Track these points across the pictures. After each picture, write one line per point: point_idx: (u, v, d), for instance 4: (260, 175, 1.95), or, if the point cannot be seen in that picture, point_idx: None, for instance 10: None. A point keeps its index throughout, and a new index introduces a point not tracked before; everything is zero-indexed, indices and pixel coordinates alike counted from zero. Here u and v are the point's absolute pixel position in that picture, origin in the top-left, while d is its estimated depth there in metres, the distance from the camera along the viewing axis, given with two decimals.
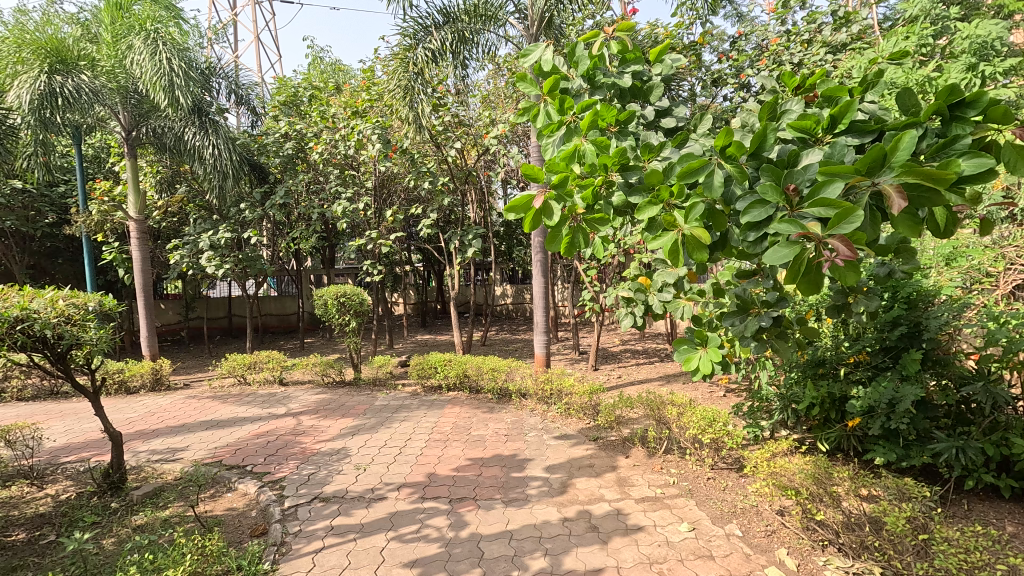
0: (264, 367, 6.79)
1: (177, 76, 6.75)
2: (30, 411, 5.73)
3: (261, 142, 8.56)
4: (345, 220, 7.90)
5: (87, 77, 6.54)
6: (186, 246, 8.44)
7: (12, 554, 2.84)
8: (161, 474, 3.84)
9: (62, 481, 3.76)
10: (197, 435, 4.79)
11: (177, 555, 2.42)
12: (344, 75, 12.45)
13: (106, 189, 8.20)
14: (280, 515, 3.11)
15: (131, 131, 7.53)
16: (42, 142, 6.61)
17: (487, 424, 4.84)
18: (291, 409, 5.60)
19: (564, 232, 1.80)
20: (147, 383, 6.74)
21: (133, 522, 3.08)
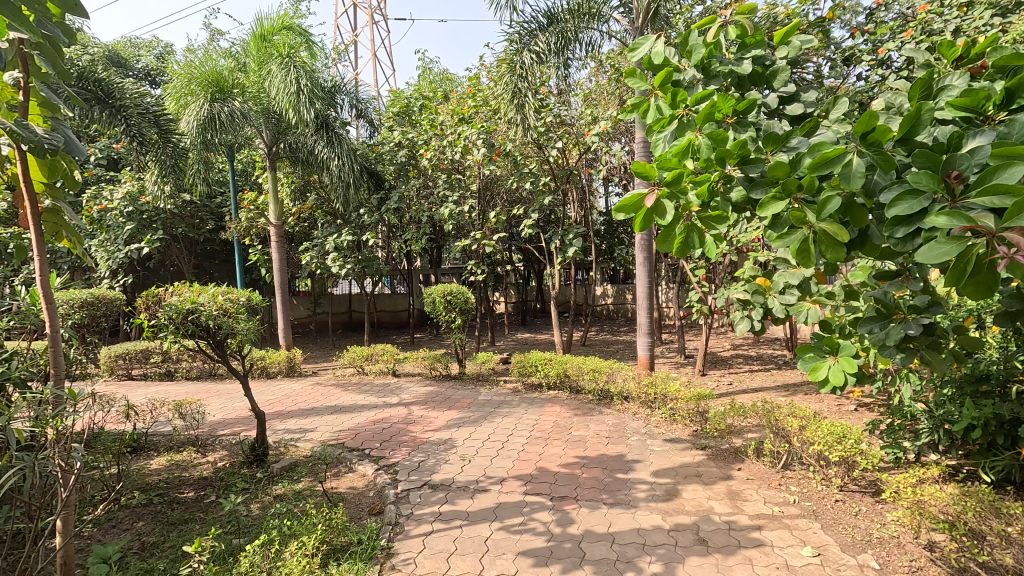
0: (380, 359, 7.37)
1: (306, 96, 7.57)
2: (194, 389, 6.76)
3: (378, 152, 9.31)
4: (451, 222, 8.30)
5: (239, 103, 7.54)
6: (315, 248, 9.42)
7: (184, 508, 3.37)
8: (296, 451, 4.32)
9: (220, 451, 4.39)
10: (323, 418, 5.33)
11: (310, 525, 2.71)
12: (451, 84, 13.09)
13: (252, 199, 9.43)
14: (394, 497, 3.36)
15: (272, 146, 8.42)
16: (204, 161, 7.82)
17: (588, 425, 4.81)
18: (403, 399, 6.02)
19: (677, 232, 1.72)
20: (282, 370, 7.62)
21: (274, 491, 3.51)
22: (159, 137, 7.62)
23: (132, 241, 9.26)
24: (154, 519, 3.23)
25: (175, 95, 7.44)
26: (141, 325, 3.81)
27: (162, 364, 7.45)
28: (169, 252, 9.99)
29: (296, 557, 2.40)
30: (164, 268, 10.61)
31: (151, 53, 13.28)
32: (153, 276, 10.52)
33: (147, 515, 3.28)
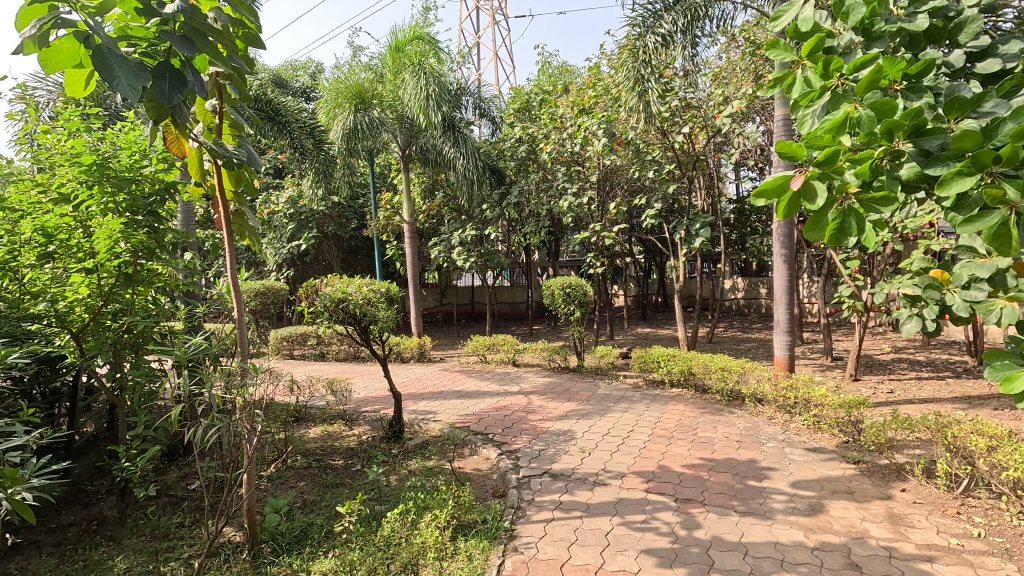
0: (501, 349, 7.66)
1: (435, 100, 8.13)
2: (343, 369, 7.64)
3: (500, 148, 9.64)
4: (571, 215, 8.30)
5: (377, 112, 8.31)
6: (442, 242, 10.05)
7: (336, 473, 3.84)
8: (428, 431, 4.68)
9: (363, 425, 4.91)
10: (450, 402, 5.70)
11: (441, 500, 2.93)
12: (570, 76, 13.01)
13: (388, 199, 10.33)
14: (516, 482, 3.48)
15: (406, 149, 9.08)
16: (349, 166, 8.73)
17: (717, 427, 4.51)
18: (523, 388, 6.19)
19: (830, 218, 1.50)
20: (414, 355, 8.28)
21: (409, 466, 3.83)
22: (314, 146, 8.68)
23: (294, 239, 10.72)
24: (313, 480, 3.73)
25: (327, 109, 8.33)
26: (303, 312, 4.40)
27: (317, 346, 8.54)
28: (322, 248, 11.37)
29: (430, 528, 2.61)
30: (318, 262, 12.11)
31: (306, 73, 15.15)
32: (309, 269, 12.06)
33: (308, 476, 3.79)
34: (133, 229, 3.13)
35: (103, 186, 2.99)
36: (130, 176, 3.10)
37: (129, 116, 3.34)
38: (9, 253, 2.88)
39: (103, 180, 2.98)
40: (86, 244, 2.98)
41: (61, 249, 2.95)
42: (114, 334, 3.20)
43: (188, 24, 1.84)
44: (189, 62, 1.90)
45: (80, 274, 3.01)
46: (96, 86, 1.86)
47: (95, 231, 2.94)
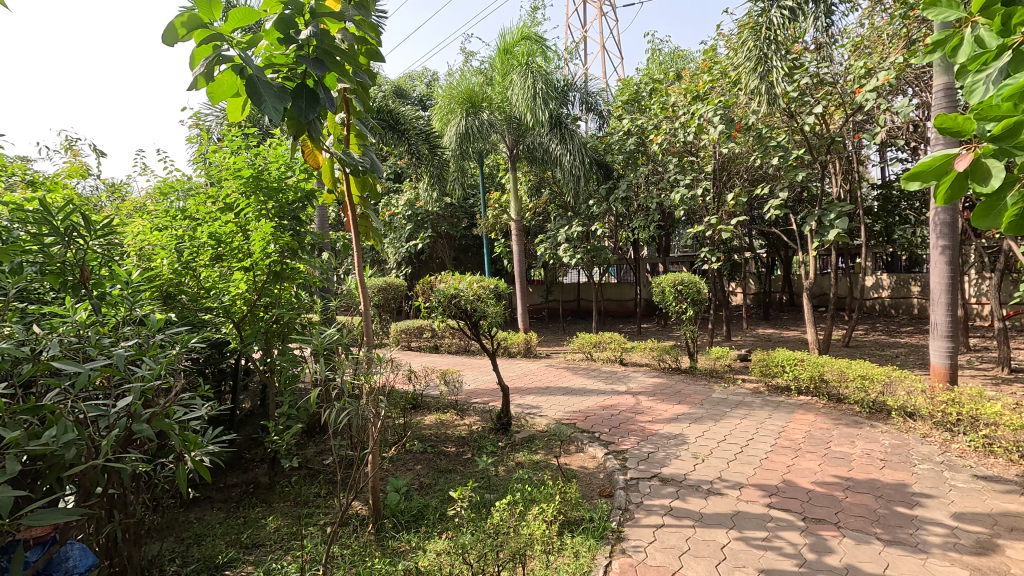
0: (608, 347, 7.52)
1: (542, 98, 8.24)
2: (455, 361, 8.04)
3: (607, 143, 9.46)
4: (683, 209, 7.88)
5: (487, 114, 8.60)
6: (548, 239, 10.13)
7: (449, 459, 4.06)
8: (534, 425, 4.75)
9: (473, 416, 5.13)
10: (556, 398, 5.73)
11: (548, 494, 2.97)
12: (682, 62, 12.33)
13: (497, 198, 10.63)
14: (623, 483, 3.40)
15: (514, 148, 9.25)
16: (460, 168, 9.14)
17: (855, 442, 4.02)
18: (631, 388, 6.02)
19: (1010, 202, 1.27)
20: (521, 350, 8.46)
21: (517, 458, 3.93)
22: (429, 151, 9.20)
23: (412, 238, 11.50)
24: (428, 465, 3.98)
25: (441, 115, 8.77)
26: (420, 307, 4.71)
27: (431, 339, 9.08)
28: (436, 247, 12.08)
29: (537, 521, 2.66)
30: (432, 260, 12.84)
31: (423, 83, 16.14)
32: (425, 267, 12.83)
33: (424, 461, 4.05)
34: (280, 232, 3.60)
35: (258, 195, 3.49)
36: (277, 185, 3.56)
37: (276, 134, 3.80)
38: (191, 254, 3.37)
39: (257, 190, 3.48)
40: (245, 246, 3.49)
41: (226, 250, 3.46)
42: (266, 323, 3.69)
43: (320, 47, 2.03)
44: (322, 82, 2.12)
45: (239, 272, 3.50)
46: (250, 110, 2.14)
47: (253, 235, 3.45)
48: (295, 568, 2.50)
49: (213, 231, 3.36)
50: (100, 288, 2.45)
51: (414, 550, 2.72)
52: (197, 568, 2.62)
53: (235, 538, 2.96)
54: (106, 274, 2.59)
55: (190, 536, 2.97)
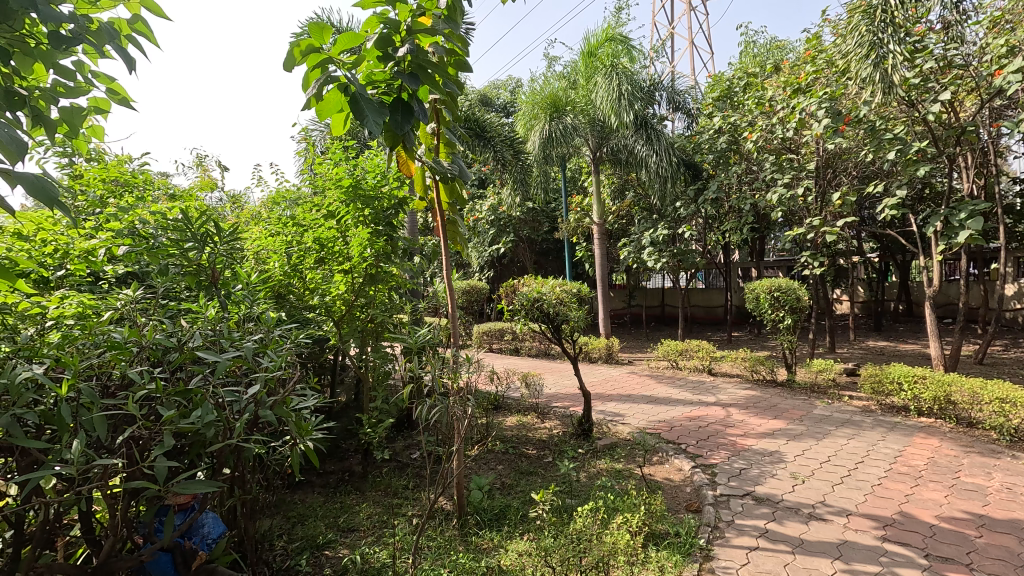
0: (695, 355, 7.19)
1: (627, 99, 8.13)
2: (535, 365, 8.09)
3: (696, 142, 9.07)
4: (781, 210, 7.35)
5: (571, 118, 8.59)
6: (632, 243, 9.89)
7: (530, 461, 4.09)
8: (616, 433, 4.66)
9: (554, 420, 5.13)
10: (639, 407, 5.57)
11: (632, 504, 2.91)
12: (781, 53, 11.53)
13: (579, 201, 10.57)
14: (712, 499, 3.24)
15: (597, 151, 9.16)
16: (543, 173, 9.21)
17: (991, 473, 3.51)
18: (721, 400, 5.71)
19: None
20: (602, 356, 8.33)
21: (599, 465, 3.87)
22: (513, 157, 9.36)
23: (495, 242, 11.75)
24: (510, 465, 4.04)
25: (524, 121, 8.88)
26: (504, 310, 4.81)
27: (512, 341, 9.21)
28: (518, 250, 12.29)
29: (621, 531, 2.61)
30: (514, 264, 13.02)
31: (507, 90, 16.49)
32: (507, 270, 13.04)
33: (506, 461, 4.12)
34: (375, 237, 3.86)
35: (356, 203, 3.76)
36: (373, 193, 3.81)
37: (373, 146, 4.04)
38: (299, 258, 3.68)
39: (356, 199, 3.74)
40: (345, 250, 3.77)
41: (329, 254, 3.75)
42: (362, 322, 3.95)
43: (414, 62, 2.16)
44: (416, 95, 2.24)
45: (340, 274, 3.79)
46: (352, 125, 2.30)
47: (352, 240, 3.73)
48: (387, 554, 2.65)
49: (317, 236, 3.64)
50: (226, 288, 2.75)
51: (497, 549, 2.77)
52: (301, 545, 2.86)
53: (333, 521, 3.19)
54: (231, 275, 2.91)
55: (295, 516, 3.25)
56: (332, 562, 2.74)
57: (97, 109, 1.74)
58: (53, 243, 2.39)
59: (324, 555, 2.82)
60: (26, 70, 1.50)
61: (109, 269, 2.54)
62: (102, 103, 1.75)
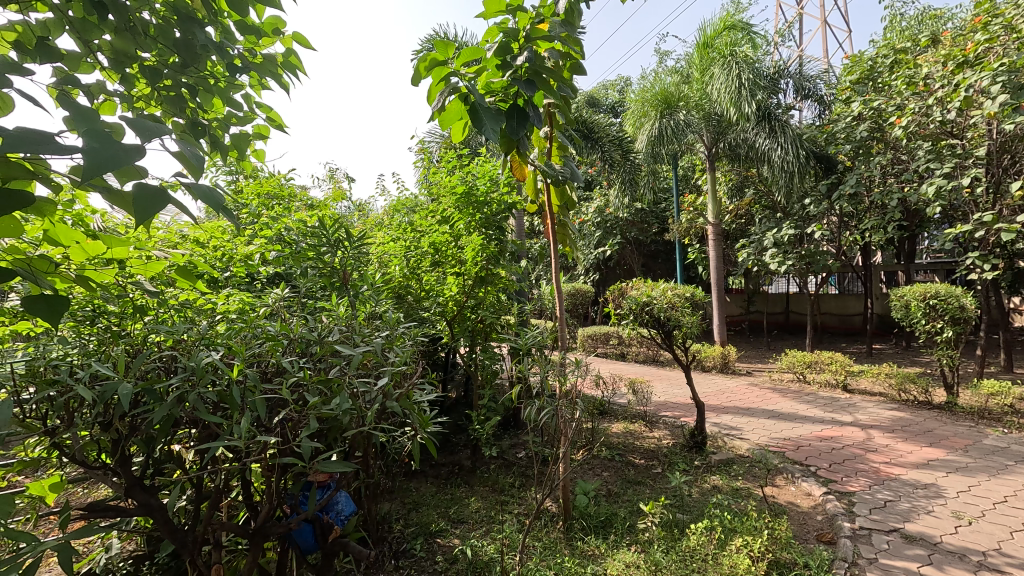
0: (826, 368, 6.47)
1: (748, 90, 7.62)
2: (643, 371, 7.82)
3: (830, 131, 8.19)
4: (939, 205, 6.35)
5: (684, 114, 8.19)
6: (751, 244, 9.13)
7: (638, 471, 3.96)
8: (733, 448, 4.34)
9: (663, 429, 4.91)
10: (759, 422, 5.13)
11: (752, 527, 2.69)
12: (938, 24, 10.01)
13: (692, 201, 10.03)
14: (850, 532, 2.87)
15: (712, 148, 8.69)
16: (653, 172, 8.90)
17: None
18: (859, 420, 5.07)
19: None
20: (717, 365, 7.82)
21: (713, 481, 3.63)
22: (622, 157, 9.18)
23: (601, 245, 11.59)
24: (616, 473, 3.95)
25: (633, 119, 8.63)
26: (611, 312, 4.73)
27: (618, 346, 9.01)
28: (625, 253, 12.00)
29: (741, 554, 2.42)
30: (621, 266, 12.73)
31: (615, 90, 16.32)
32: (613, 274, 12.79)
33: (612, 468, 4.02)
34: (486, 241, 4.02)
35: (467, 209, 3.96)
36: (483, 199, 3.98)
37: (484, 152, 4.20)
38: (417, 261, 3.91)
39: (467, 205, 3.95)
40: (458, 254, 3.96)
41: (442, 258, 3.95)
42: (473, 323, 4.11)
43: (530, 69, 2.19)
44: (531, 100, 2.29)
45: (452, 276, 3.95)
46: (470, 133, 2.41)
47: (465, 245, 3.91)
48: (494, 548, 2.72)
49: (432, 241, 3.86)
50: (355, 288, 3.02)
51: (603, 557, 2.72)
52: (416, 531, 3.05)
53: (444, 511, 3.36)
54: (358, 277, 3.21)
55: (410, 503, 3.47)
56: (444, 550, 2.88)
57: (260, 135, 2.02)
58: (221, 248, 2.84)
59: (436, 542, 2.97)
60: (208, 104, 1.79)
61: (262, 271, 2.94)
62: (262, 130, 2.03)
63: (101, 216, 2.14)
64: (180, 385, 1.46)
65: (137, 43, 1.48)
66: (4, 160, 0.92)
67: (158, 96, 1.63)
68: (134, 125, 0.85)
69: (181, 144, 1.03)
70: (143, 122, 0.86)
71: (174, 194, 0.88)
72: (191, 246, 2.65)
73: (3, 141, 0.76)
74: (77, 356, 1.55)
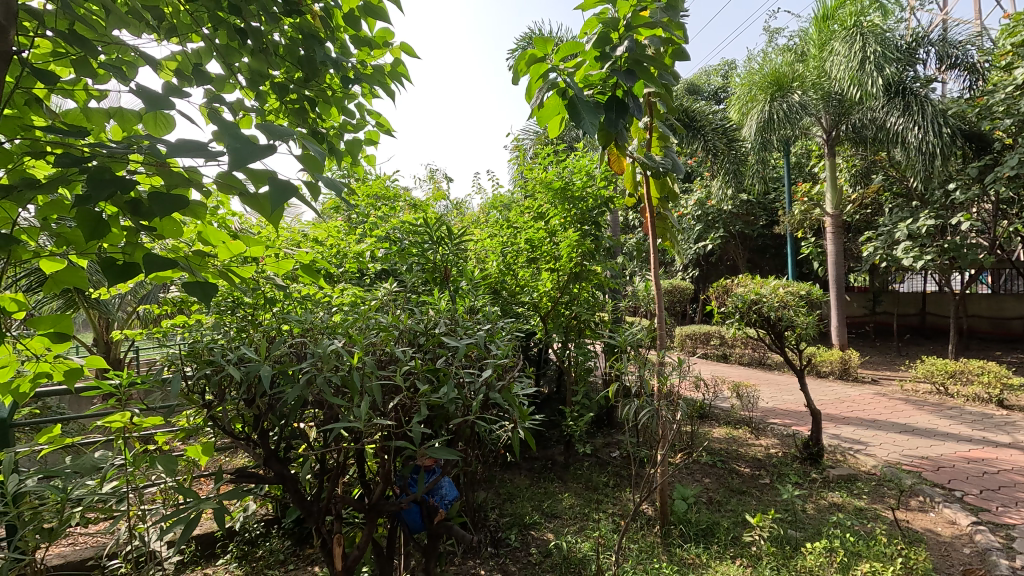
0: (975, 379, 5.61)
1: (876, 63, 6.80)
2: (748, 374, 7.33)
3: (983, 104, 7.06)
4: None
5: (799, 95, 7.48)
6: (880, 237, 8.07)
7: (743, 480, 3.71)
8: (855, 463, 3.91)
9: (771, 438, 4.55)
10: (889, 436, 4.57)
11: (881, 553, 2.42)
12: None
13: (806, 190, 9.17)
14: (1008, 571, 2.47)
15: (832, 131, 7.92)
16: (762, 161, 8.29)
17: None
18: (1019, 441, 4.33)
19: None
20: (835, 371, 7.09)
21: (831, 498, 3.30)
22: (726, 146, 8.64)
23: (701, 239, 10.98)
24: (718, 480, 3.73)
25: (739, 104, 8.07)
26: (714, 311, 4.47)
27: (720, 347, 8.50)
28: (728, 248, 11.29)
29: None
30: (723, 262, 12.00)
31: (718, 76, 15.47)
32: (714, 270, 12.09)
33: (713, 475, 3.81)
34: (582, 237, 3.99)
35: (564, 205, 3.95)
36: (580, 194, 3.94)
37: (581, 147, 4.16)
38: (513, 257, 3.96)
39: (564, 200, 3.94)
40: (553, 250, 3.96)
41: (538, 254, 3.97)
42: (567, 319, 4.09)
43: (631, 59, 2.12)
44: (631, 90, 2.23)
45: (547, 272, 3.97)
46: (567, 128, 2.40)
47: (561, 241, 3.91)
48: (589, 547, 2.70)
49: (528, 238, 3.90)
50: (454, 283, 3.13)
51: (705, 567, 2.59)
52: (511, 521, 3.11)
53: (538, 504, 3.39)
54: (458, 273, 3.34)
55: (505, 493, 3.54)
56: (538, 542, 2.92)
57: (370, 141, 2.17)
58: (337, 247, 3.07)
59: (531, 534, 3.01)
60: (326, 114, 1.96)
61: (371, 267, 3.15)
62: (372, 135, 2.18)
63: (240, 219, 2.43)
64: (309, 368, 1.61)
65: (269, 62, 1.65)
66: (167, 171, 1.07)
67: (286, 109, 1.81)
68: (267, 131, 0.93)
69: (307, 148, 1.14)
70: (275, 127, 0.93)
71: (303, 192, 0.96)
72: (312, 245, 2.92)
73: (168, 152, 0.88)
74: (225, 339, 1.78)
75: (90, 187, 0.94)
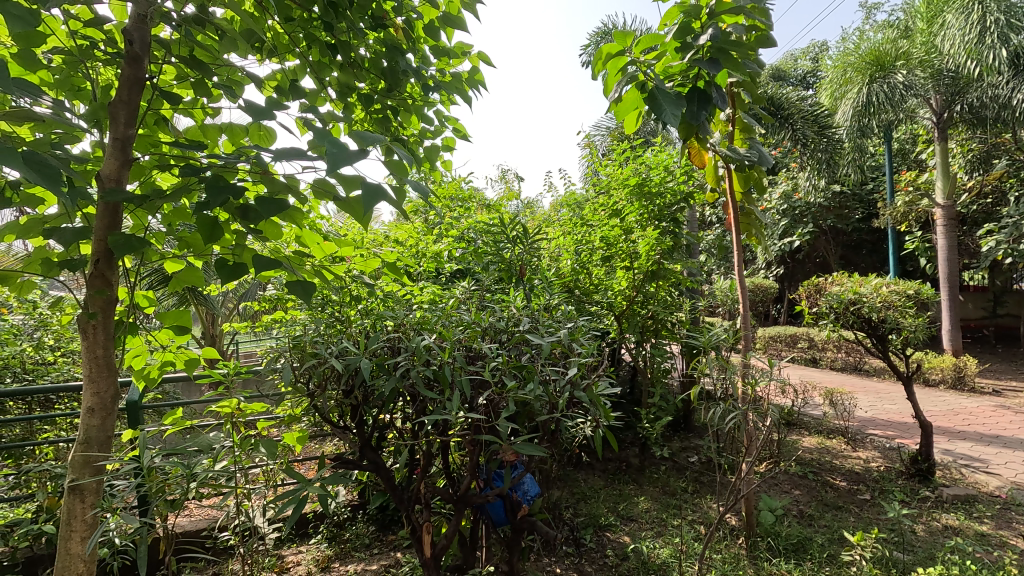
0: None
1: (999, 32, 5.98)
2: (841, 380, 6.78)
3: None
4: None
5: (904, 74, 6.81)
6: (1004, 229, 7.14)
7: (839, 494, 3.44)
8: (974, 483, 3.50)
9: (871, 450, 4.18)
10: (1016, 454, 4.05)
11: None
12: None
13: (911, 178, 8.30)
14: None
15: (942, 113, 7.17)
16: (859, 149, 7.62)
17: None
18: None
19: None
20: (946, 379, 6.38)
21: (946, 519, 2.98)
22: (817, 134, 7.24)
23: (786, 235, 10.27)
24: (810, 493, 3.48)
25: (831, 90, 7.48)
26: (805, 312, 4.15)
27: (808, 350, 7.92)
28: (818, 244, 10.48)
29: None
30: (811, 260, 11.17)
31: (805, 60, 14.50)
32: (801, 267, 11.29)
33: (804, 487, 3.55)
34: (660, 235, 3.88)
35: (641, 201, 3.86)
36: (657, 190, 3.83)
37: (658, 141, 4.04)
38: (587, 255, 3.88)
39: (641, 197, 3.84)
40: (630, 249, 3.85)
41: (613, 252, 3.88)
42: (642, 319, 3.99)
43: (715, 46, 2.03)
44: (714, 80, 2.13)
45: (622, 270, 3.89)
46: (644, 123, 2.33)
47: (638, 240, 3.79)
48: (669, 553, 2.63)
49: (603, 235, 3.82)
50: (529, 281, 3.17)
51: None
52: (586, 522, 3.08)
53: (614, 506, 3.34)
54: (533, 272, 3.35)
55: (579, 493, 3.50)
56: (615, 545, 2.87)
57: (447, 146, 2.24)
58: (416, 247, 3.20)
59: (606, 536, 2.97)
60: (408, 122, 2.05)
61: (448, 265, 3.26)
62: (450, 141, 2.25)
63: (331, 222, 2.59)
64: (405, 362, 1.69)
65: (357, 75, 1.75)
66: (271, 179, 1.16)
67: (372, 119, 1.91)
68: (356, 137, 0.96)
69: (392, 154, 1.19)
70: (365, 136, 0.97)
71: (391, 194, 0.98)
72: (393, 244, 3.05)
73: (273, 162, 0.94)
74: (323, 334, 1.90)
75: (209, 194, 1.04)
